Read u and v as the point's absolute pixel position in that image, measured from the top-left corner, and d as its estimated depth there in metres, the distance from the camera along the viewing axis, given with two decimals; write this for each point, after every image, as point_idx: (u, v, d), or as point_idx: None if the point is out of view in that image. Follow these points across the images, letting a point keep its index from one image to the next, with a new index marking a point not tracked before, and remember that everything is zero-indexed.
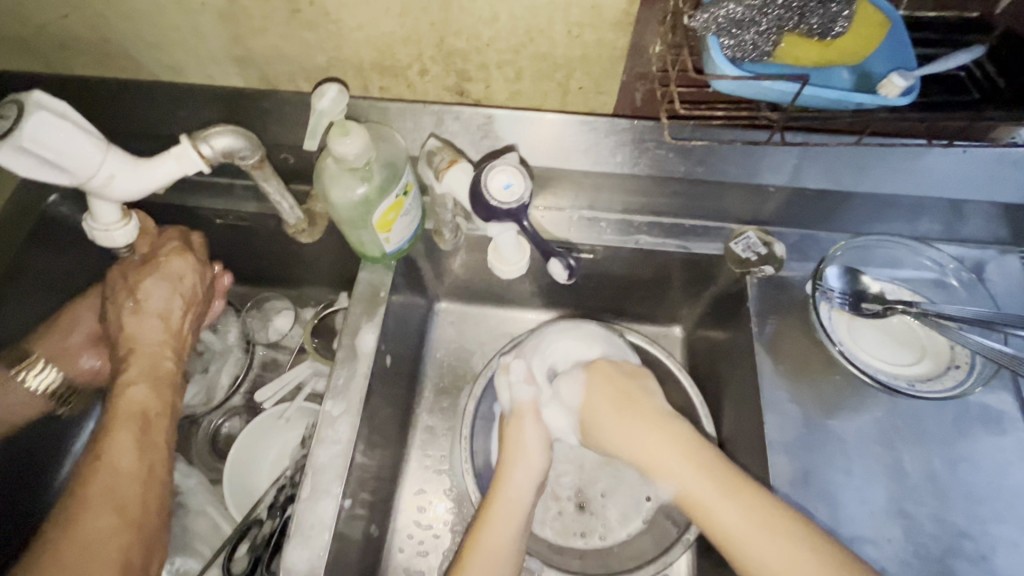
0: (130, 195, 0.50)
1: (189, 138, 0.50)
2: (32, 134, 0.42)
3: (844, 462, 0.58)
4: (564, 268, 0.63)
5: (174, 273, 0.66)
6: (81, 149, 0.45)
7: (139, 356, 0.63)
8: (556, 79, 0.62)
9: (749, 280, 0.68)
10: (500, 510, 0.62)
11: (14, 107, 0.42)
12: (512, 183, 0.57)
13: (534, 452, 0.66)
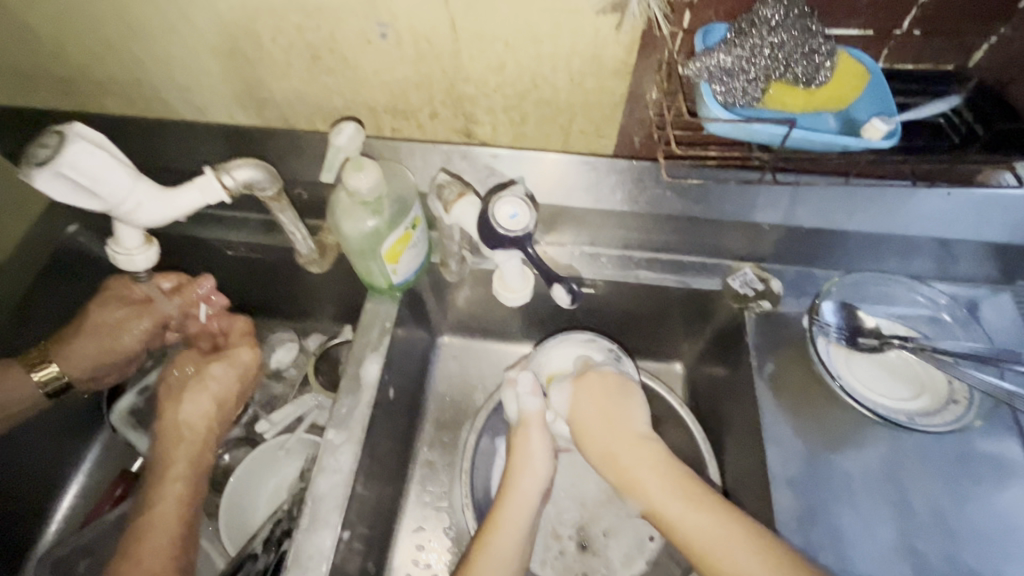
0: (153, 221, 0.52)
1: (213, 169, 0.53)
2: (69, 161, 0.45)
3: (849, 498, 0.58)
4: (567, 293, 0.63)
5: (240, 362, 0.74)
6: (113, 177, 0.48)
7: (199, 440, 0.69)
8: (559, 122, 0.65)
9: (747, 315, 0.69)
10: (509, 515, 0.62)
11: (55, 137, 0.45)
12: (518, 214, 0.59)
13: (541, 461, 0.66)
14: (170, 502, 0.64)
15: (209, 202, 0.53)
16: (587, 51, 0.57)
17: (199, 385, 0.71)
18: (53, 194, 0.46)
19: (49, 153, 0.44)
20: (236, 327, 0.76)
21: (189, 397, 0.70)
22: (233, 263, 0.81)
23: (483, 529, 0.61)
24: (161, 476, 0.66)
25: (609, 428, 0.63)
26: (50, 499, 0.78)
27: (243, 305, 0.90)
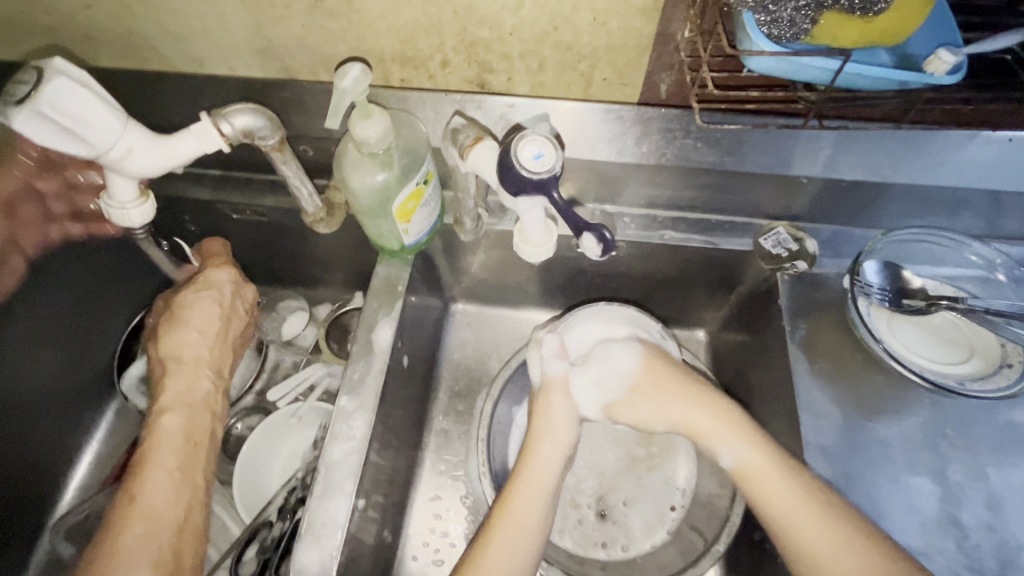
0: (149, 172, 0.50)
1: (210, 116, 0.50)
2: (49, 98, 0.42)
3: (888, 466, 0.55)
4: (597, 243, 0.54)
5: (215, 284, 0.70)
6: (101, 120, 0.45)
7: (182, 370, 0.65)
8: (580, 70, 0.61)
9: (780, 277, 0.65)
10: (528, 485, 0.59)
11: (34, 73, 0.42)
12: (543, 154, 0.52)
13: (565, 427, 0.62)
14: (162, 427, 0.61)
15: (207, 151, 0.50)
16: None
17: (178, 321, 0.67)
18: (34, 136, 0.43)
19: (28, 90, 0.42)
20: (212, 251, 0.74)
21: (169, 334, 0.67)
22: (240, 228, 0.78)
23: (501, 499, 0.59)
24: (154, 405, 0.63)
25: (666, 389, 0.61)
26: (66, 468, 0.78)
27: (252, 272, 0.88)
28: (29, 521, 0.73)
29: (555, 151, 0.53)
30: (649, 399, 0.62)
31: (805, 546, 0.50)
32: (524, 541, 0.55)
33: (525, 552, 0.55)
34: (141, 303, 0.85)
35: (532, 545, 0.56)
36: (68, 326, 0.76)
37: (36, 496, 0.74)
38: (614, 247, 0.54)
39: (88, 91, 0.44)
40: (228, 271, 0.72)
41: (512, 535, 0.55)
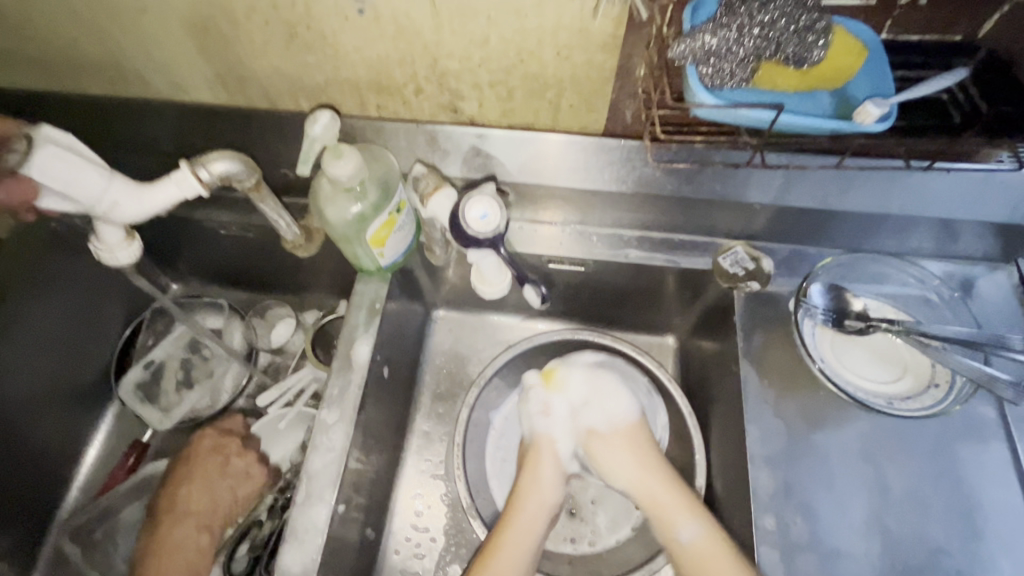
0: (134, 218, 0.54)
1: (189, 163, 0.54)
2: (38, 166, 0.47)
3: (825, 475, 0.59)
4: (538, 294, 0.72)
5: (228, 427, 0.80)
6: (85, 179, 0.50)
7: (206, 501, 0.74)
8: (547, 98, 0.63)
9: (737, 294, 0.69)
10: (512, 541, 0.67)
11: (25, 143, 0.48)
12: (489, 214, 0.62)
13: (548, 488, 0.71)
14: (182, 547, 0.71)
15: (186, 196, 0.54)
16: (573, 25, 0.55)
17: (204, 461, 0.76)
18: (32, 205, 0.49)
19: (21, 159, 0.47)
20: (232, 429, 0.80)
21: (196, 475, 0.75)
22: (228, 242, 0.82)
23: (488, 549, 0.67)
24: (161, 535, 0.72)
25: (636, 454, 0.71)
26: (70, 468, 0.83)
27: (242, 281, 0.91)
28: (38, 519, 0.78)
29: (501, 212, 0.62)
30: (620, 450, 0.72)
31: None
32: None
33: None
34: (135, 311, 0.89)
35: None
36: (65, 338, 0.80)
37: (43, 495, 0.79)
38: (549, 298, 0.73)
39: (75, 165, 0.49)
40: (238, 419, 0.81)
41: None
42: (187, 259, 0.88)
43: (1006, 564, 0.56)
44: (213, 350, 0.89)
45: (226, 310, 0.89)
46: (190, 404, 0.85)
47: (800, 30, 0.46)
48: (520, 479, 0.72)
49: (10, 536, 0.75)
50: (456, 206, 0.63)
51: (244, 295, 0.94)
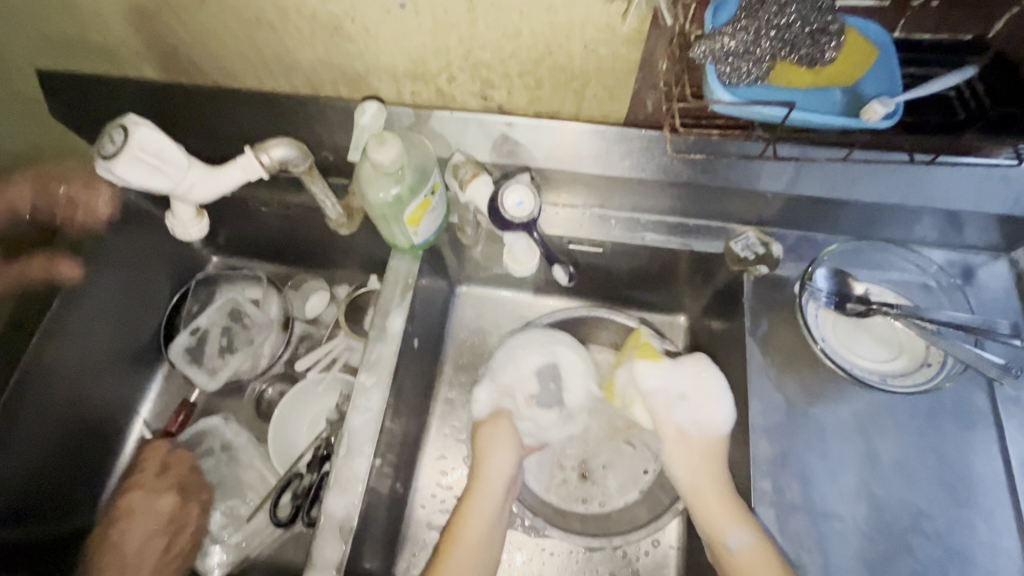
0: (205, 198, 0.62)
1: (252, 149, 0.61)
2: (120, 167, 0.54)
3: (821, 445, 0.64)
4: (565, 274, 0.77)
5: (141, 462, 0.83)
6: (159, 176, 0.57)
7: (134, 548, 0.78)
8: (573, 87, 0.67)
9: (746, 277, 0.73)
10: (476, 506, 0.74)
11: (119, 134, 0.54)
12: (524, 202, 0.67)
13: (503, 452, 0.78)
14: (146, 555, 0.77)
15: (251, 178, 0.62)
16: (600, 20, 0.58)
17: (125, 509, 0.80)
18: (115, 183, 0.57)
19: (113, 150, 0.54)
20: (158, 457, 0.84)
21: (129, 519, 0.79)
22: (269, 218, 0.88)
23: (454, 522, 0.73)
24: None
25: (695, 455, 0.72)
26: (124, 423, 0.90)
27: (280, 255, 0.98)
28: (98, 465, 0.87)
29: (534, 200, 0.68)
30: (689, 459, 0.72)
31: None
32: (473, 552, 0.71)
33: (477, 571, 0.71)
34: (180, 281, 0.96)
35: (478, 556, 0.71)
36: (121, 308, 0.87)
37: (103, 445, 0.87)
38: (575, 277, 0.78)
39: (158, 160, 0.56)
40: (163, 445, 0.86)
41: (464, 550, 0.71)
42: (228, 233, 0.94)
43: (985, 529, 0.61)
44: (253, 318, 0.95)
45: (264, 282, 0.95)
46: (233, 367, 0.91)
47: (813, 33, 0.49)
48: (476, 453, 0.78)
49: (74, 479, 0.83)
50: (495, 194, 0.68)
51: (280, 269, 1.01)
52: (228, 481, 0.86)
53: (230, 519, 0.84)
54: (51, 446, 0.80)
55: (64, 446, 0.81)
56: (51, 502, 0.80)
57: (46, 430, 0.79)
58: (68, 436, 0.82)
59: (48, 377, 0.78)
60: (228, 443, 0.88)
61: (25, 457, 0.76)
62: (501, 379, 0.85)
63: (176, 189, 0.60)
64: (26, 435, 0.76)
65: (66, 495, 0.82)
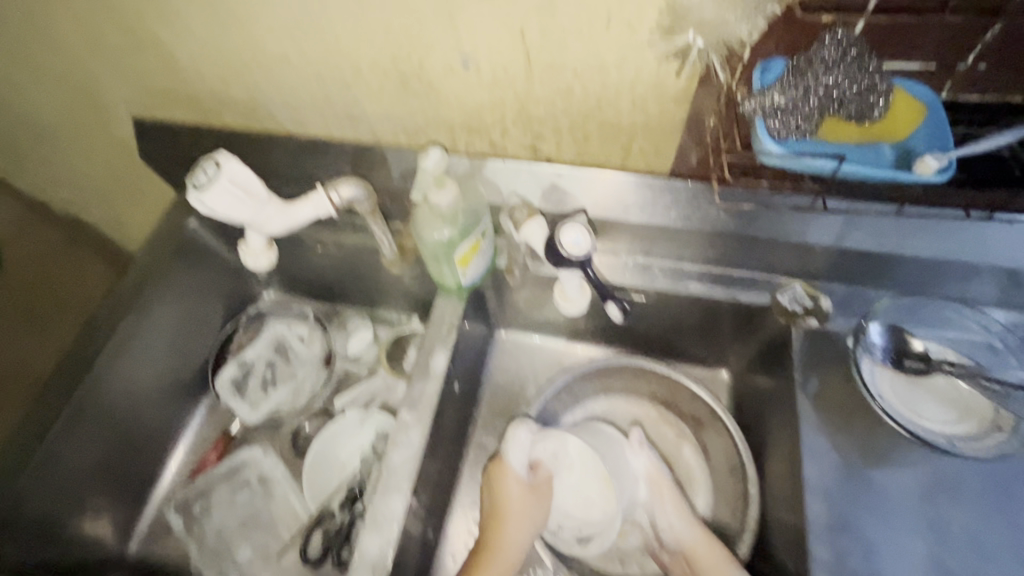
0: (276, 231, 0.66)
1: (324, 186, 0.65)
2: (208, 197, 0.59)
3: (884, 512, 0.60)
4: (620, 311, 0.71)
5: None
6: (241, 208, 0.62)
7: None
8: (621, 141, 0.72)
9: (794, 330, 0.72)
10: (494, 561, 0.70)
11: (211, 167, 0.59)
12: (581, 240, 0.66)
13: (528, 508, 0.71)
14: None
15: (320, 214, 0.66)
16: (650, 80, 0.62)
17: None
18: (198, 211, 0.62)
19: (205, 181, 0.59)
20: None
21: None
22: (321, 256, 0.92)
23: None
24: None
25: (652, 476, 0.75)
26: (165, 454, 0.91)
27: (328, 294, 1.02)
28: (135, 489, 0.87)
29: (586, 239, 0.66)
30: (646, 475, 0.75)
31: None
32: None
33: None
34: (231, 314, 1.00)
35: None
36: (177, 339, 0.91)
37: (140, 471, 0.88)
38: (629, 315, 0.72)
39: (243, 190, 0.61)
40: None
41: None
42: (282, 271, 0.99)
43: None
44: (298, 354, 0.98)
45: (310, 320, 1.00)
46: (276, 400, 0.94)
47: (862, 90, 0.51)
48: (493, 508, 0.72)
49: (110, 502, 0.84)
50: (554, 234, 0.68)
51: (327, 307, 1.05)
52: (262, 516, 0.86)
53: (259, 555, 0.83)
54: (93, 470, 0.81)
55: (107, 469, 0.83)
56: (86, 523, 0.81)
57: (95, 453, 0.81)
58: (111, 457, 0.83)
59: (102, 399, 0.81)
60: (266, 474, 0.88)
61: (69, 475, 0.78)
62: (540, 445, 0.74)
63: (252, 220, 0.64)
64: (73, 455, 0.78)
65: (101, 517, 0.83)
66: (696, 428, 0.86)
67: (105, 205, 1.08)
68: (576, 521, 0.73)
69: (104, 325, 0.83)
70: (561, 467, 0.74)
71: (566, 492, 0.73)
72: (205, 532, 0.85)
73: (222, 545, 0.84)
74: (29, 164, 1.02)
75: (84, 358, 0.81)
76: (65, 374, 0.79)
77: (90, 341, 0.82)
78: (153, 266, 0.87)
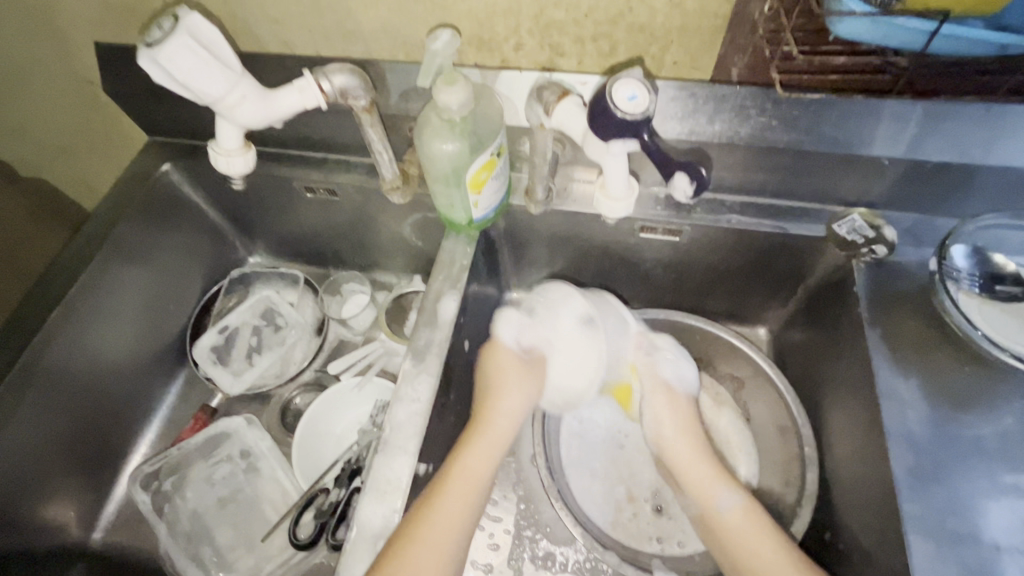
0: (254, 121, 0.56)
1: (313, 73, 0.55)
2: (165, 56, 0.49)
3: (980, 463, 0.51)
4: (689, 183, 0.51)
5: None
6: (207, 77, 0.51)
7: None
8: (651, 53, 0.57)
9: (856, 264, 0.63)
10: (483, 438, 0.64)
11: (171, 22, 0.49)
12: (637, 95, 0.47)
13: (516, 379, 0.69)
14: None
15: (308, 107, 0.56)
16: None
17: None
18: (155, 79, 0.52)
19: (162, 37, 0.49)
20: None
21: None
22: (310, 206, 0.82)
23: (444, 469, 0.60)
24: None
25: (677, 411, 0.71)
26: (136, 428, 0.81)
27: (317, 255, 0.91)
28: (102, 467, 0.77)
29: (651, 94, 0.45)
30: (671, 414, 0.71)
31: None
32: (452, 534, 0.56)
33: (459, 528, 0.57)
34: (213, 277, 0.89)
35: (456, 539, 0.57)
36: (150, 296, 0.80)
37: (109, 447, 0.77)
38: (706, 186, 0.52)
39: (211, 53, 0.50)
40: None
41: (440, 529, 0.55)
42: (266, 229, 0.89)
43: None
44: (287, 318, 0.87)
45: (301, 284, 0.89)
46: (261, 371, 0.83)
47: None
48: (484, 380, 0.70)
49: (72, 481, 0.73)
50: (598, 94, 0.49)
51: (318, 271, 0.94)
52: (247, 498, 0.75)
53: (242, 541, 0.72)
54: (51, 444, 0.70)
55: (69, 443, 0.72)
56: (46, 507, 0.70)
57: (54, 423, 0.70)
58: (74, 430, 0.72)
59: (61, 360, 0.70)
60: (250, 449, 0.77)
61: (21, 448, 0.67)
62: (536, 326, 0.73)
63: (223, 101, 0.54)
64: (26, 425, 0.67)
65: (64, 500, 0.72)
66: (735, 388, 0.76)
67: (72, 161, 0.98)
68: (569, 396, 0.73)
69: (64, 275, 0.72)
70: (556, 348, 0.73)
71: (561, 372, 0.73)
72: (179, 515, 0.74)
73: (199, 530, 0.73)
74: None
75: (39, 313, 0.69)
76: (15, 330, 0.68)
77: (46, 293, 0.70)
78: (117, 214, 0.75)
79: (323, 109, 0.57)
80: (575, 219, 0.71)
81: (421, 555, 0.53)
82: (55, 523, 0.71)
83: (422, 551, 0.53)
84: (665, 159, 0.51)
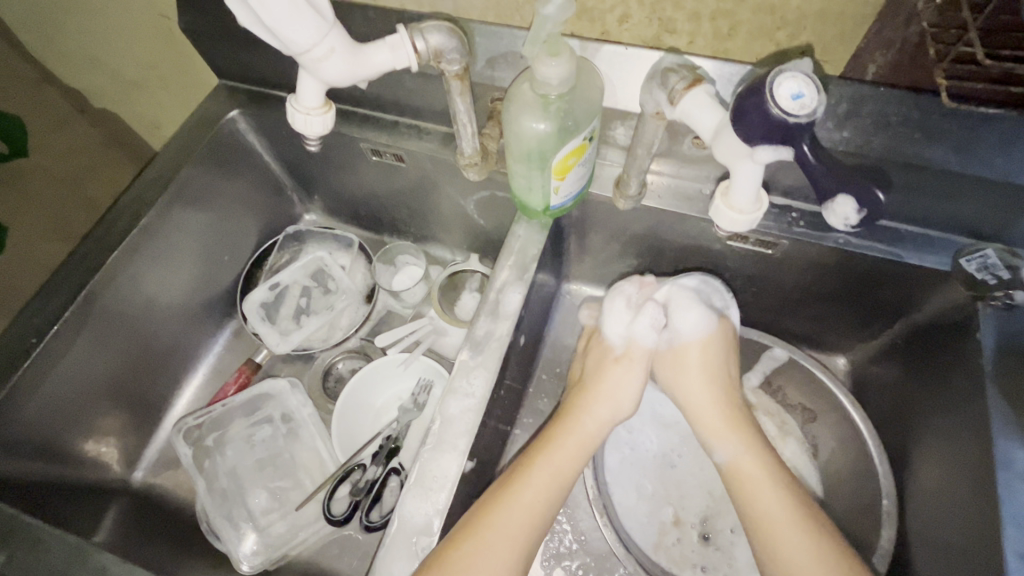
0: (339, 79, 0.51)
1: (407, 29, 0.50)
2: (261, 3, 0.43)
3: None
4: (855, 208, 0.42)
5: None
6: (301, 28, 0.46)
7: None
8: (777, 39, 0.48)
9: (983, 308, 0.54)
10: (569, 434, 0.60)
11: None
12: (803, 93, 0.38)
13: (621, 390, 0.63)
14: None
15: (397, 67, 0.51)
16: None
17: None
18: (248, 25, 0.46)
19: None
20: None
21: None
22: (373, 169, 0.78)
23: (525, 460, 0.57)
24: None
25: (711, 370, 0.64)
26: (182, 373, 0.81)
27: (374, 220, 0.88)
28: (147, 408, 0.77)
29: (818, 93, 0.38)
30: (696, 377, 0.64)
31: (776, 551, 0.53)
32: (521, 537, 0.52)
33: (537, 526, 0.53)
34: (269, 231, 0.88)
35: (525, 544, 0.52)
36: (207, 243, 0.79)
37: (153, 390, 0.78)
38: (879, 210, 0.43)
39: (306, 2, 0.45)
40: None
41: (512, 527, 0.52)
42: (325, 187, 0.85)
43: None
44: (339, 283, 0.84)
45: (354, 248, 0.86)
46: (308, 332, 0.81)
47: None
48: (583, 379, 0.65)
49: (118, 420, 0.74)
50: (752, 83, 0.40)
51: (373, 236, 0.92)
52: (284, 459, 0.75)
53: (276, 503, 0.72)
54: (101, 382, 0.70)
55: (117, 382, 0.72)
56: (89, 443, 0.71)
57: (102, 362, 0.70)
58: (120, 371, 0.72)
59: (117, 300, 0.70)
60: (291, 414, 0.77)
61: (74, 384, 0.67)
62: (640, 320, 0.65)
63: (311, 56, 0.48)
64: (77, 362, 0.67)
65: (105, 437, 0.72)
66: (805, 420, 0.70)
67: (141, 96, 0.98)
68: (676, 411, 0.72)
69: (125, 215, 0.70)
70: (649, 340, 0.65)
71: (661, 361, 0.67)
72: (217, 468, 0.74)
73: (236, 484, 0.74)
74: (63, 45, 0.92)
75: (95, 253, 0.68)
76: (73, 266, 0.66)
77: (108, 231, 0.69)
78: (179, 156, 0.73)
79: (412, 70, 0.52)
80: (656, 217, 0.65)
81: (495, 543, 0.51)
82: (99, 458, 0.72)
83: (494, 539, 0.51)
84: (816, 166, 0.41)
